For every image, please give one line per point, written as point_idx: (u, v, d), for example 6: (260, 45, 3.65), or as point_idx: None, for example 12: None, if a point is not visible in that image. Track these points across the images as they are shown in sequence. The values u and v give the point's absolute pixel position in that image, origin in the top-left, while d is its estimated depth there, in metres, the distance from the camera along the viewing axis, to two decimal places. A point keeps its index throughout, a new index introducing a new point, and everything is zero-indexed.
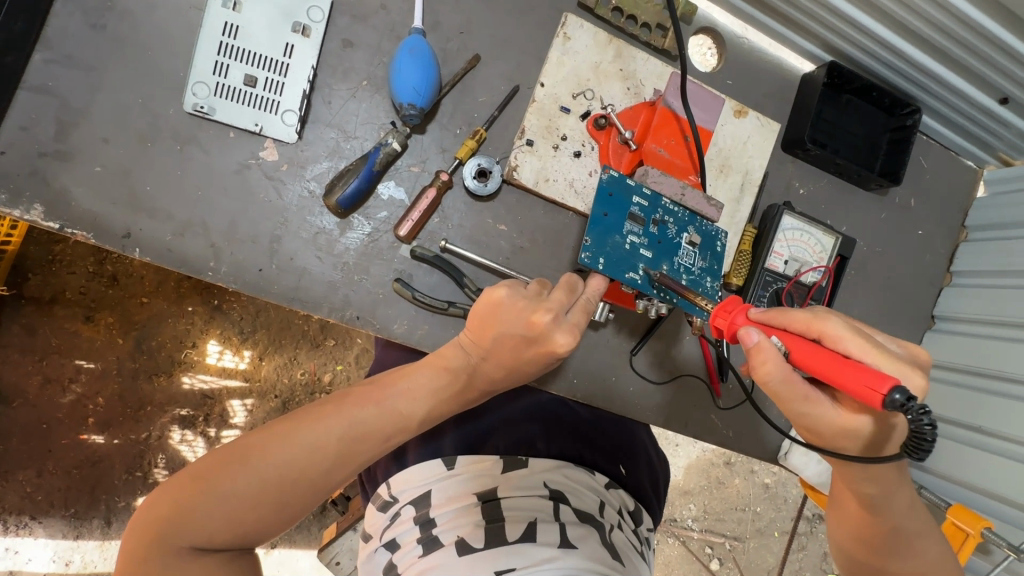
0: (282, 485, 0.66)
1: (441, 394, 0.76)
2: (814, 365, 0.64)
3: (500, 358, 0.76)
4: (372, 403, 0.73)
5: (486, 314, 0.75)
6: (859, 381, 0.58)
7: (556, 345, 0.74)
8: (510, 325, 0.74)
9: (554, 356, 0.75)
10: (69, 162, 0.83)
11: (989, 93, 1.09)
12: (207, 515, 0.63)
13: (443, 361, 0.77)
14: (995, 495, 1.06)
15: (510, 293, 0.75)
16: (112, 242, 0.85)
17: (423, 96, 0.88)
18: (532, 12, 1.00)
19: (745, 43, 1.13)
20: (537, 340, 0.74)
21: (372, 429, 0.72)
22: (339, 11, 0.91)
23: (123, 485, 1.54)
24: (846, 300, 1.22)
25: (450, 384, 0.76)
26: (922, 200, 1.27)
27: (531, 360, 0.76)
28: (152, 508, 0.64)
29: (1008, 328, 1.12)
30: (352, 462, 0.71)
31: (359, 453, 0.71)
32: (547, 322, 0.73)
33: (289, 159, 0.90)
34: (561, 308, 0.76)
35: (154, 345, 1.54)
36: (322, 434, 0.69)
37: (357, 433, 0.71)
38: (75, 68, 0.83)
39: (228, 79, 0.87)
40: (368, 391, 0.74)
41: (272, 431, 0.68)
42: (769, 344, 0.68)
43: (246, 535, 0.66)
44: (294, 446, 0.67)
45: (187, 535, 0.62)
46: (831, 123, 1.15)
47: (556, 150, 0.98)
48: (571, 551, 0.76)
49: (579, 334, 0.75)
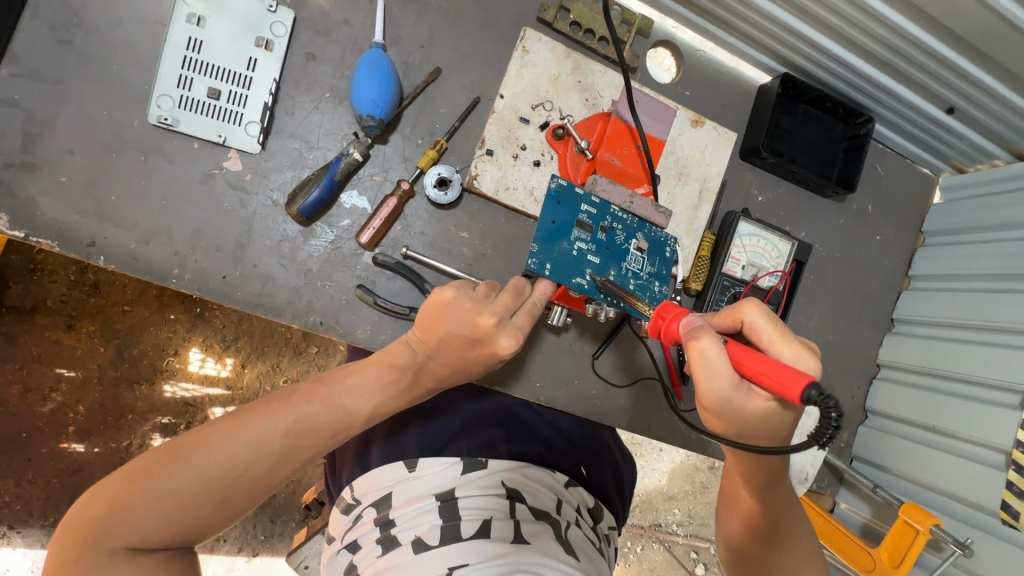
0: (226, 481, 0.69)
1: (388, 391, 0.80)
2: (748, 359, 0.65)
3: (446, 357, 0.81)
4: (318, 400, 0.76)
5: (434, 313, 0.80)
6: (782, 376, 0.60)
7: (500, 347, 0.79)
8: (457, 327, 0.79)
9: (497, 357, 0.80)
10: (35, 173, 0.85)
11: (936, 103, 1.14)
12: (146, 512, 0.65)
13: (391, 358, 0.81)
14: (947, 493, 1.10)
15: (457, 295, 0.80)
16: (78, 250, 0.87)
17: (382, 108, 0.92)
18: (492, 25, 1.03)
19: (702, 56, 1.17)
20: (482, 341, 0.79)
21: (318, 426, 0.75)
22: (302, 26, 0.94)
23: None
24: (807, 304, 1.25)
25: (398, 382, 0.80)
26: (880, 207, 1.30)
27: (477, 360, 0.81)
28: (89, 505, 0.65)
29: (963, 331, 1.15)
30: (299, 457, 0.75)
31: (306, 449, 0.75)
32: (492, 326, 0.79)
33: (253, 169, 0.93)
34: (505, 311, 0.81)
35: (135, 354, 1.56)
36: (267, 431, 0.72)
37: (302, 429, 0.74)
38: (42, 82, 0.86)
39: (192, 91, 0.89)
40: (315, 388, 0.77)
41: (216, 429, 0.71)
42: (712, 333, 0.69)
43: (187, 532, 0.68)
44: (239, 443, 0.70)
45: (124, 531, 0.64)
46: (788, 132, 1.19)
47: (516, 159, 1.01)
48: (524, 547, 0.79)
49: (523, 337, 0.80)
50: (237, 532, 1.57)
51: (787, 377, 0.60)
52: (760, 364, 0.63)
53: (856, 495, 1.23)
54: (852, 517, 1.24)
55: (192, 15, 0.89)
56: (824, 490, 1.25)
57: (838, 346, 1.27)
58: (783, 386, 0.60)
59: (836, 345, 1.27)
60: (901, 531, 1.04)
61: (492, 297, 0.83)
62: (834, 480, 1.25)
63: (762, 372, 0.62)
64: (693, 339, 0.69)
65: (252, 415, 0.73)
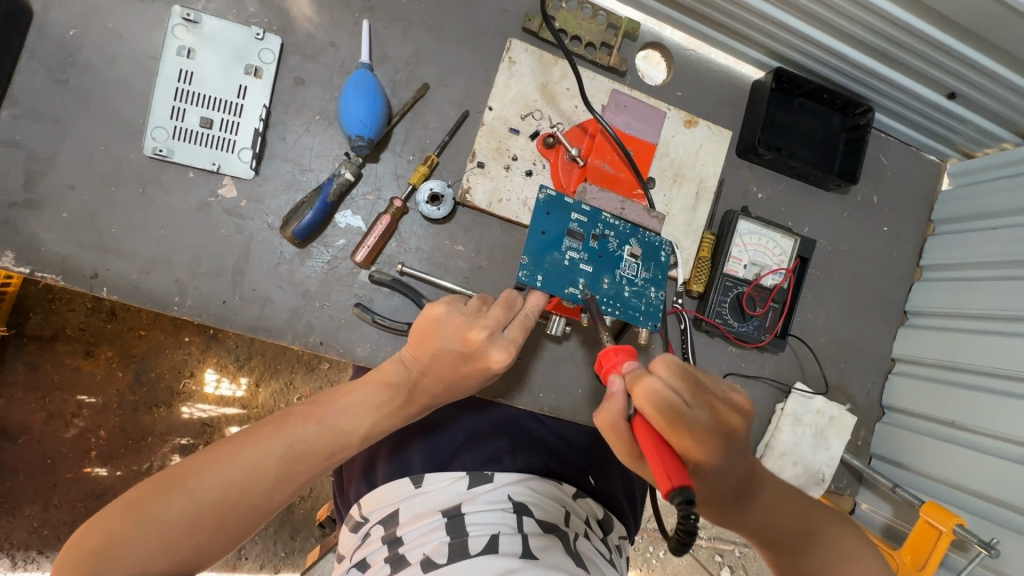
0: (223, 507, 0.71)
1: (382, 410, 0.82)
2: (644, 440, 0.70)
3: (437, 374, 0.82)
4: (313, 422, 0.79)
5: (424, 329, 0.82)
6: (664, 472, 0.64)
7: (491, 359, 0.80)
8: (448, 342, 0.81)
9: (489, 371, 0.81)
10: (38, 209, 0.88)
11: (937, 90, 1.11)
12: (140, 543, 0.66)
13: (385, 377, 0.84)
14: (971, 490, 1.06)
15: (447, 310, 0.82)
16: (81, 282, 0.89)
17: (370, 128, 0.92)
18: (478, 38, 1.04)
19: (693, 56, 1.16)
20: (473, 355, 0.80)
21: (314, 448, 0.78)
22: (290, 51, 0.96)
23: None
24: (815, 299, 1.22)
25: (391, 400, 0.83)
26: (886, 197, 1.27)
27: (468, 375, 0.82)
28: (84, 538, 0.67)
29: (981, 321, 1.12)
30: (295, 481, 0.77)
31: (303, 472, 0.77)
32: (483, 339, 0.80)
33: (248, 194, 0.94)
34: (497, 323, 0.81)
35: (153, 377, 1.59)
36: (262, 456, 0.74)
37: (297, 453, 0.76)
38: (42, 120, 0.88)
39: (186, 122, 0.91)
40: (310, 411, 0.80)
41: (212, 457, 0.73)
42: (618, 402, 0.75)
43: (184, 561, 0.70)
44: (236, 469, 0.73)
45: (119, 564, 0.65)
46: (784, 127, 1.17)
47: (508, 170, 1.01)
48: (533, 561, 0.77)
49: (515, 349, 0.81)
50: (257, 550, 1.58)
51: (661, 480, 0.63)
52: (648, 456, 0.67)
53: (877, 494, 1.20)
54: (874, 518, 1.20)
55: (182, 48, 0.91)
56: (843, 490, 1.20)
57: (849, 343, 1.24)
58: (661, 476, 0.64)
59: (847, 342, 1.24)
60: (924, 532, 1.00)
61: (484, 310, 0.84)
62: (853, 480, 1.22)
63: (652, 453, 0.67)
64: (602, 421, 0.76)
65: (246, 440, 0.76)
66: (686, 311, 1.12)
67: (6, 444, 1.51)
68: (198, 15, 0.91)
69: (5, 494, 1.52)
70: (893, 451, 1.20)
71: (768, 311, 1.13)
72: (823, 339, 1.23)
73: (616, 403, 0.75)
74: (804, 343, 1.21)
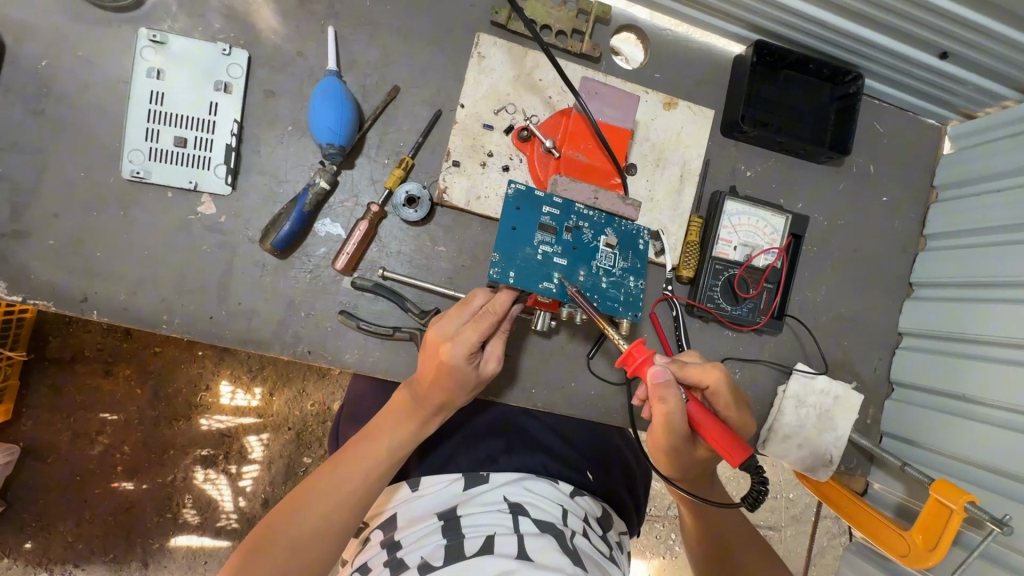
0: (301, 538, 0.78)
1: (399, 423, 0.87)
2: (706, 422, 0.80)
3: (422, 384, 0.85)
4: (351, 448, 0.85)
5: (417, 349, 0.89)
6: (737, 444, 0.75)
7: (442, 353, 0.81)
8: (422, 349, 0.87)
9: (447, 366, 0.81)
10: (27, 238, 0.90)
11: (927, 50, 1.06)
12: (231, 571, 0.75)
13: (396, 399, 0.90)
14: (982, 464, 1.01)
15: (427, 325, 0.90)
16: (73, 307, 0.91)
17: (340, 134, 0.92)
18: (446, 35, 1.03)
19: (670, 35, 1.13)
20: (432, 352, 0.83)
21: (353, 468, 0.83)
22: (258, 64, 0.96)
23: (155, 527, 1.62)
24: (812, 275, 1.19)
25: (401, 413, 0.87)
26: (884, 166, 1.23)
27: (441, 376, 0.83)
28: None
29: (990, 288, 1.06)
30: (348, 502, 0.82)
31: (352, 492, 0.82)
32: (436, 334, 0.84)
33: (227, 210, 0.95)
34: (450, 324, 0.84)
35: (170, 392, 1.62)
36: (312, 483, 0.82)
37: (343, 474, 0.82)
38: (25, 152, 0.91)
39: (160, 143, 0.92)
40: (349, 442, 0.87)
41: (289, 503, 0.81)
42: (675, 389, 0.79)
43: None
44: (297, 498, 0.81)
45: None
46: (769, 101, 1.13)
47: (484, 167, 1.00)
48: (529, 561, 0.75)
49: (465, 331, 0.81)
50: None
51: (735, 449, 0.74)
52: (712, 433, 0.78)
53: (888, 473, 1.16)
54: (887, 498, 1.16)
55: (151, 70, 0.92)
56: (853, 470, 1.19)
57: (852, 319, 1.20)
58: (732, 450, 0.75)
59: (850, 319, 1.20)
60: (934, 512, 0.97)
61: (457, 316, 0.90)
62: (863, 459, 1.19)
63: (715, 433, 0.77)
64: (664, 405, 0.79)
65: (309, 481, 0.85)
66: (678, 297, 1.10)
67: (36, 463, 1.57)
68: (165, 35, 0.92)
69: (38, 512, 1.57)
70: (903, 428, 1.16)
71: (762, 293, 1.10)
72: (824, 317, 1.19)
73: (676, 386, 0.79)
74: (803, 323, 1.17)
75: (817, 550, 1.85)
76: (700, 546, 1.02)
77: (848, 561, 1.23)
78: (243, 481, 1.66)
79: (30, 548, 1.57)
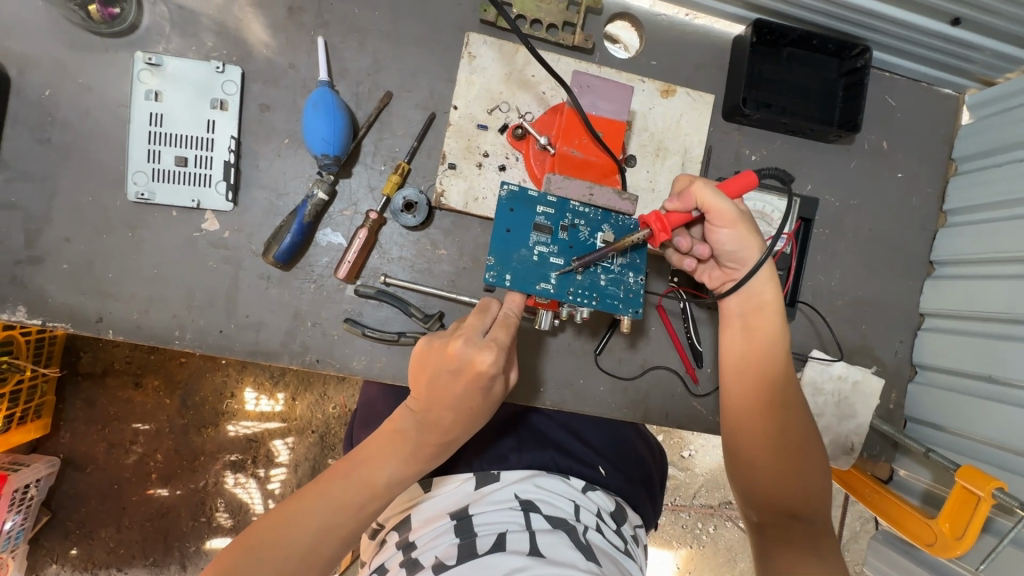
0: (284, 565, 0.76)
1: (398, 458, 0.84)
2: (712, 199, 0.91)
3: (441, 403, 0.83)
4: (343, 475, 0.82)
5: (418, 369, 0.85)
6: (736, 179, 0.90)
7: (476, 364, 0.81)
8: (438, 365, 0.82)
9: (483, 377, 0.81)
10: (43, 263, 0.93)
11: (938, 18, 1.01)
12: None
13: (395, 427, 0.86)
14: (1009, 448, 0.97)
15: (427, 342, 0.85)
16: (89, 327, 0.94)
17: (334, 144, 0.93)
18: (436, 37, 1.02)
19: (665, 20, 1.10)
20: (461, 368, 0.81)
21: (343, 500, 0.81)
22: (251, 79, 0.97)
23: (191, 531, 1.68)
24: (826, 258, 1.15)
25: (403, 446, 0.84)
26: (898, 141, 1.18)
27: (469, 392, 0.82)
28: None
29: (1014, 264, 1.01)
30: (337, 534, 0.80)
31: (341, 525, 0.80)
32: (461, 348, 0.81)
33: (229, 225, 0.97)
34: (474, 337, 0.82)
35: (197, 400, 1.67)
36: (303, 510, 0.79)
37: (333, 506, 0.80)
38: (34, 179, 0.94)
39: (162, 163, 0.94)
40: (339, 468, 0.83)
41: (279, 520, 0.78)
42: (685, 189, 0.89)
43: None
44: (287, 522, 0.78)
45: None
46: (773, 81, 1.09)
47: (480, 168, 1.00)
48: (541, 559, 0.74)
49: (500, 347, 0.82)
50: None
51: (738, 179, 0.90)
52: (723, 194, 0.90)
53: (914, 460, 1.13)
54: (912, 484, 1.12)
55: (149, 92, 0.93)
56: (876, 457, 1.16)
57: (870, 302, 1.17)
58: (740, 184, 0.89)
59: (868, 302, 1.16)
60: (962, 499, 0.93)
61: (461, 324, 0.86)
62: (887, 446, 1.16)
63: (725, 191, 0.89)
64: (689, 187, 0.87)
65: (293, 499, 0.81)
66: (684, 288, 1.08)
67: (77, 473, 1.63)
68: (160, 57, 0.94)
69: (81, 520, 1.64)
70: (927, 412, 1.12)
71: None
72: (839, 301, 1.16)
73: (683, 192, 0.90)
74: (817, 309, 1.14)
75: (850, 535, 1.81)
76: (767, 466, 0.86)
77: (875, 549, 1.20)
78: (271, 484, 1.70)
79: (76, 554, 1.63)
